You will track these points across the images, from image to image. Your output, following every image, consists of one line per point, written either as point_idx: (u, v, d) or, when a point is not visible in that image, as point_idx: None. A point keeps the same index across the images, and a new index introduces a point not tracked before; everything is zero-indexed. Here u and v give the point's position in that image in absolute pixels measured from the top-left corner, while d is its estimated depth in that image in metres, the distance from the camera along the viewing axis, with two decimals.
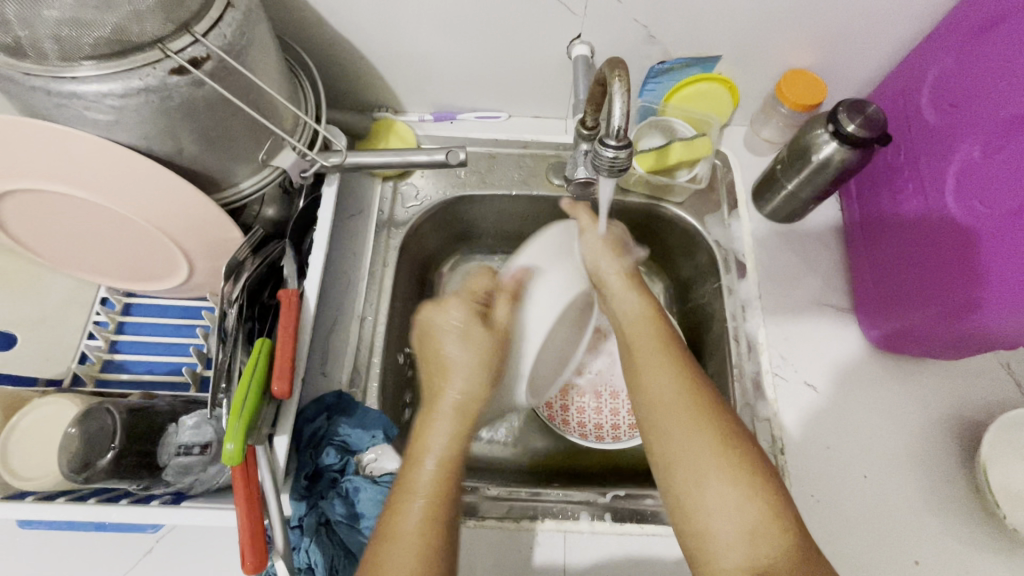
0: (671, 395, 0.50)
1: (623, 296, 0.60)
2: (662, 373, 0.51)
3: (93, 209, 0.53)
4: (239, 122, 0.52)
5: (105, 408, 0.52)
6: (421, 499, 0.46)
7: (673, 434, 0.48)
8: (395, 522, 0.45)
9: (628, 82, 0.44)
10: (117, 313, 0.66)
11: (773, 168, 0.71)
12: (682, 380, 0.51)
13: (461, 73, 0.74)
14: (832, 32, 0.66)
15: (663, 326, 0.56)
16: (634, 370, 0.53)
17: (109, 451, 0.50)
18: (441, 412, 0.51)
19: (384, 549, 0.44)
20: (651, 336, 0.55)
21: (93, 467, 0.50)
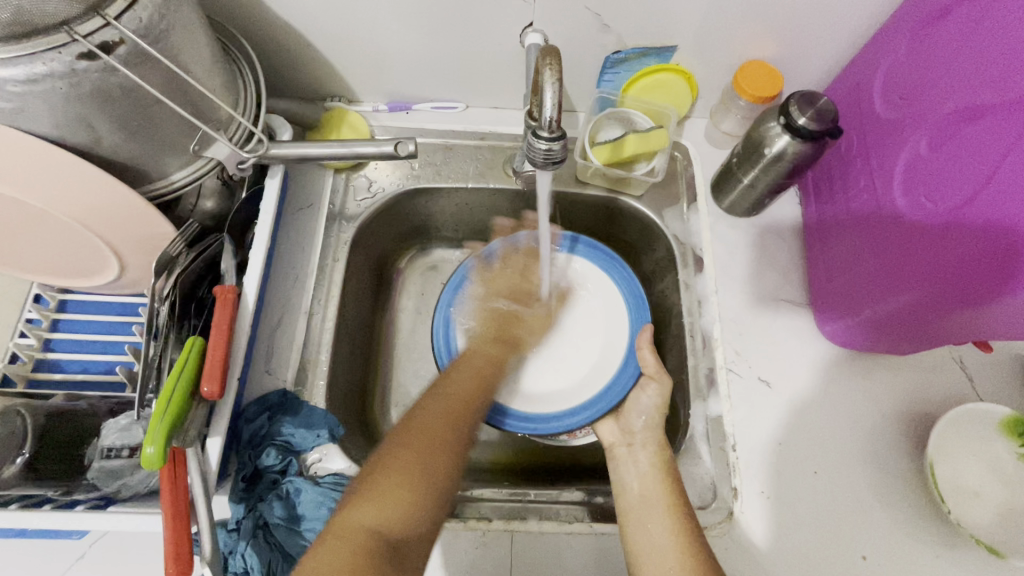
0: (668, 555, 0.53)
1: (638, 464, 0.61)
2: (663, 532, 0.54)
3: (8, 204, 0.50)
4: (163, 111, 0.49)
5: (17, 411, 0.52)
6: (453, 393, 0.58)
7: None
8: (422, 414, 0.55)
9: (559, 71, 0.42)
10: (51, 310, 0.63)
11: (730, 160, 0.70)
12: (683, 547, 0.53)
13: (414, 63, 0.72)
14: (789, 23, 0.64)
15: (678, 489, 0.58)
16: (637, 525, 0.56)
17: (19, 456, 0.51)
18: (468, 356, 0.64)
19: (398, 451, 0.52)
20: (661, 491, 0.57)
21: (3, 474, 0.50)
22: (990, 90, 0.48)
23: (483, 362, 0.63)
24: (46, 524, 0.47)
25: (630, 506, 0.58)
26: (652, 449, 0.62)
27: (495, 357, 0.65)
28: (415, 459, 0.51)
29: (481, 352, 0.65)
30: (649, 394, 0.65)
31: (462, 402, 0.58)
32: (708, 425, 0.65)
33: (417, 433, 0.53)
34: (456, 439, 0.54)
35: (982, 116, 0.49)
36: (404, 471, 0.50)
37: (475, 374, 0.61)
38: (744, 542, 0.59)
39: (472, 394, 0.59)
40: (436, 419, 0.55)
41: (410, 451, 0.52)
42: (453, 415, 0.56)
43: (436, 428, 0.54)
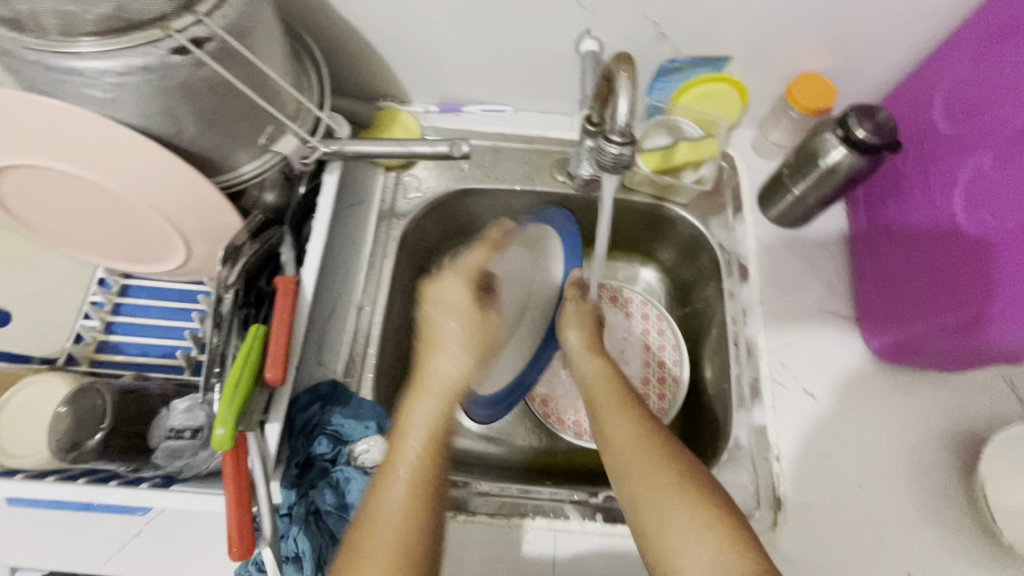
0: (629, 436, 0.49)
1: (580, 360, 0.61)
2: (619, 420, 0.51)
3: (88, 189, 0.52)
4: (240, 106, 0.51)
5: (95, 388, 0.53)
6: (394, 507, 0.43)
7: (629, 464, 0.47)
8: (391, 466, 0.45)
9: (635, 78, 0.43)
10: (114, 293, 0.65)
11: (781, 171, 0.70)
12: (634, 419, 0.51)
13: (468, 66, 0.74)
14: (845, 36, 0.65)
15: (623, 383, 0.56)
16: (599, 427, 0.52)
17: (98, 430, 0.52)
18: (430, 386, 0.50)
19: (371, 523, 0.43)
20: (610, 382, 0.56)
21: (82, 447, 0.51)
22: None
23: (427, 439, 0.46)
24: (112, 499, 0.49)
25: (596, 406, 0.54)
26: (576, 336, 0.64)
27: (444, 436, 0.47)
28: (389, 535, 0.42)
29: (424, 423, 0.47)
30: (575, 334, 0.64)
31: (407, 518, 0.43)
32: (752, 435, 0.65)
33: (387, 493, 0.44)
34: (423, 530, 0.43)
35: None
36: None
37: (424, 469, 0.45)
38: (788, 554, 0.59)
39: (420, 498, 0.44)
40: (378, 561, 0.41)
41: (381, 524, 0.42)
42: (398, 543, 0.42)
43: (414, 491, 0.44)
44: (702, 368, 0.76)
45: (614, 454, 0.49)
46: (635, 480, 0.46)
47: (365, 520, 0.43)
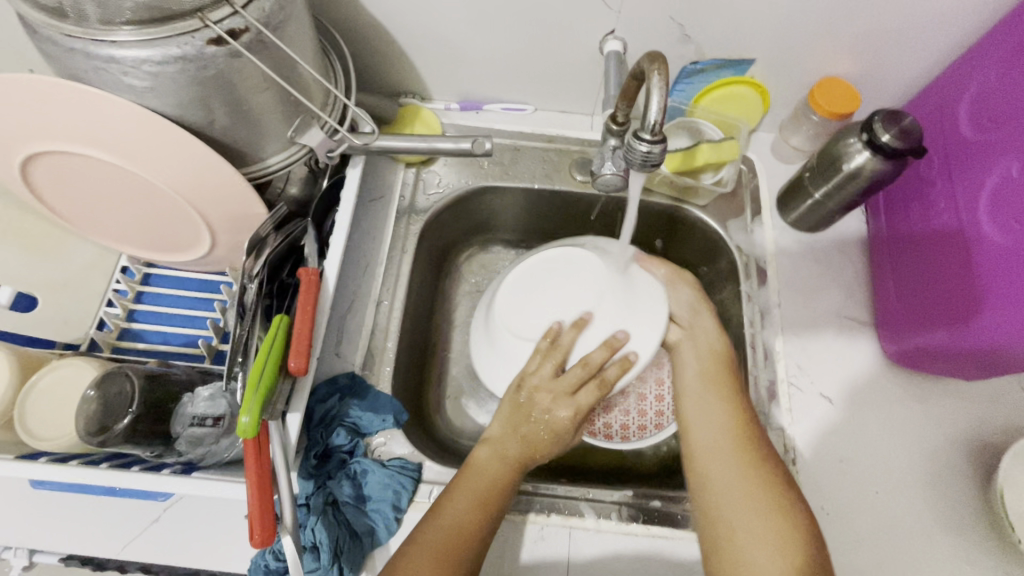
0: (724, 430, 0.57)
1: (702, 333, 0.64)
2: (713, 404, 0.59)
3: (119, 177, 0.53)
4: (271, 97, 0.52)
5: (125, 372, 0.52)
6: (450, 528, 0.51)
7: (715, 456, 0.55)
8: (479, 470, 0.56)
9: (667, 77, 0.43)
10: (137, 282, 0.66)
11: (801, 175, 0.70)
12: (735, 418, 0.57)
13: (491, 64, 0.74)
14: (870, 41, 0.65)
15: (733, 370, 0.62)
16: (684, 406, 0.61)
17: (127, 414, 0.51)
18: (548, 428, 0.58)
19: (446, 507, 0.53)
20: (721, 375, 0.61)
21: (110, 430, 0.50)
22: None
23: (487, 480, 0.55)
24: (135, 484, 0.50)
25: (687, 387, 0.62)
26: (712, 331, 0.64)
27: (497, 489, 0.54)
28: (454, 517, 0.52)
29: (527, 435, 0.59)
30: (678, 295, 0.66)
31: (461, 541, 0.50)
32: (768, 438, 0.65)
33: (466, 485, 0.54)
34: (479, 517, 0.52)
35: None
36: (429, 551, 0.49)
37: (481, 500, 0.53)
38: None
39: (475, 519, 0.52)
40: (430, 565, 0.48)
41: (455, 505, 0.53)
42: (446, 556, 0.49)
43: (487, 485, 0.55)
44: None
45: (705, 446, 0.57)
46: (713, 474, 0.54)
47: (428, 521, 0.52)
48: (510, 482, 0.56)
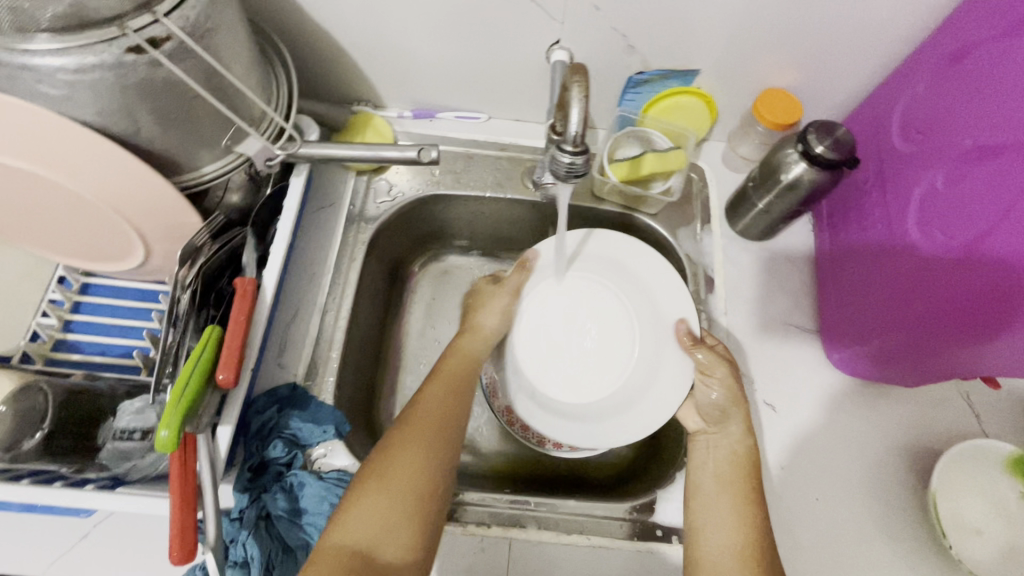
0: (731, 547, 0.51)
1: (725, 437, 0.59)
2: (728, 519, 0.53)
3: (40, 186, 0.51)
4: (201, 106, 0.51)
5: (40, 387, 0.53)
6: (427, 422, 0.55)
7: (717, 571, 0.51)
8: (424, 404, 0.57)
9: (587, 88, 0.44)
10: (74, 292, 0.65)
11: (745, 185, 0.71)
12: (747, 533, 0.52)
13: (442, 73, 0.74)
14: (809, 53, 0.66)
15: (755, 483, 0.56)
16: (701, 504, 0.56)
17: (39, 430, 0.51)
18: (474, 333, 0.66)
19: (402, 434, 0.54)
20: (736, 481, 0.56)
21: (21, 448, 0.50)
22: (1008, 129, 0.48)
23: (450, 376, 0.60)
24: (56, 500, 0.48)
25: (700, 486, 0.57)
26: (740, 445, 0.58)
27: (465, 377, 0.61)
28: (415, 440, 0.53)
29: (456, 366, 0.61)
30: (709, 381, 0.61)
31: (438, 433, 0.55)
32: None
33: (419, 417, 0.55)
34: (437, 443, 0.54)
35: (998, 154, 0.49)
36: (396, 479, 0.50)
37: (449, 397, 0.58)
38: None
39: (445, 410, 0.57)
40: (412, 450, 0.52)
41: (411, 433, 0.54)
42: (428, 441, 0.54)
43: (438, 414, 0.56)
44: None
45: (709, 556, 0.52)
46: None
47: (387, 449, 0.52)
48: (475, 371, 0.63)
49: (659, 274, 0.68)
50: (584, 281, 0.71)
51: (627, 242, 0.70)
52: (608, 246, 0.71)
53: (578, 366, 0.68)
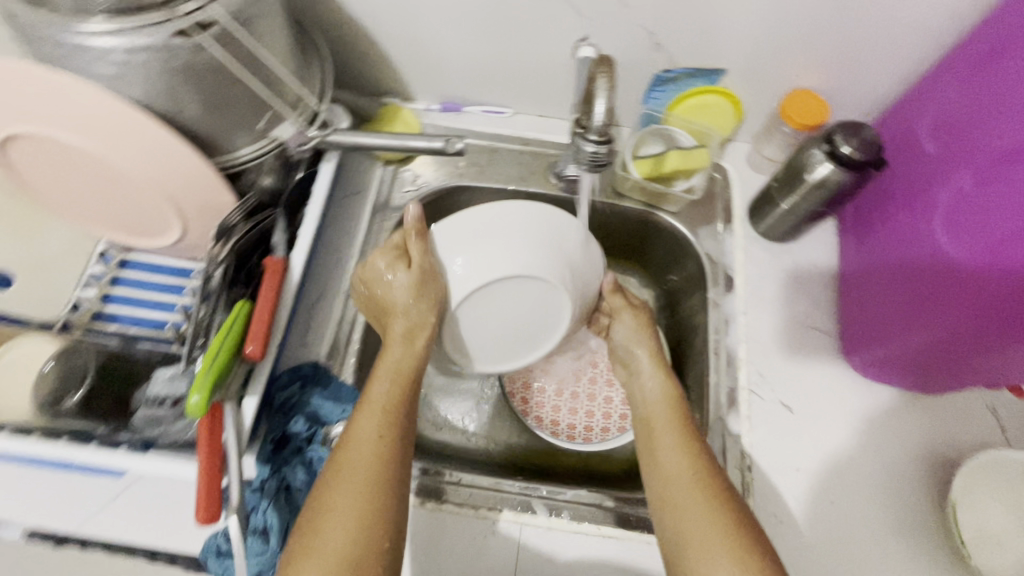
0: (681, 475, 0.52)
1: (644, 379, 0.63)
2: (672, 447, 0.54)
3: (90, 163, 0.54)
4: (241, 90, 0.53)
5: (83, 350, 0.60)
6: (355, 489, 0.48)
7: (677, 507, 0.51)
8: (358, 428, 0.51)
9: (613, 79, 0.45)
10: (114, 266, 0.67)
11: (770, 185, 0.71)
12: (691, 457, 0.53)
13: (470, 68, 0.76)
14: (838, 55, 0.66)
15: (682, 411, 0.58)
16: (649, 447, 0.56)
17: (80, 389, 0.58)
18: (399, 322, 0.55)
19: (344, 462, 0.49)
20: (669, 414, 0.58)
21: (66, 403, 0.57)
22: None
23: (382, 418, 0.51)
24: (92, 459, 0.51)
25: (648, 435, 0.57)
26: (662, 383, 0.61)
27: (408, 384, 0.54)
28: (355, 473, 0.48)
29: (391, 371, 0.54)
30: (622, 327, 0.66)
31: (371, 497, 0.48)
32: (726, 443, 0.65)
33: (354, 448, 0.50)
34: (382, 464, 0.49)
35: None
36: (341, 517, 0.46)
37: (378, 449, 0.50)
38: None
39: (375, 469, 0.49)
40: (339, 525, 0.46)
41: (346, 469, 0.49)
42: (359, 507, 0.47)
43: (375, 438, 0.50)
44: (684, 376, 0.77)
45: (668, 498, 0.52)
46: (691, 535, 0.49)
47: (329, 484, 0.48)
48: (421, 367, 0.55)
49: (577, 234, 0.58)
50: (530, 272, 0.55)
51: (537, 206, 0.57)
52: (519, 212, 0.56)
53: (509, 345, 0.59)
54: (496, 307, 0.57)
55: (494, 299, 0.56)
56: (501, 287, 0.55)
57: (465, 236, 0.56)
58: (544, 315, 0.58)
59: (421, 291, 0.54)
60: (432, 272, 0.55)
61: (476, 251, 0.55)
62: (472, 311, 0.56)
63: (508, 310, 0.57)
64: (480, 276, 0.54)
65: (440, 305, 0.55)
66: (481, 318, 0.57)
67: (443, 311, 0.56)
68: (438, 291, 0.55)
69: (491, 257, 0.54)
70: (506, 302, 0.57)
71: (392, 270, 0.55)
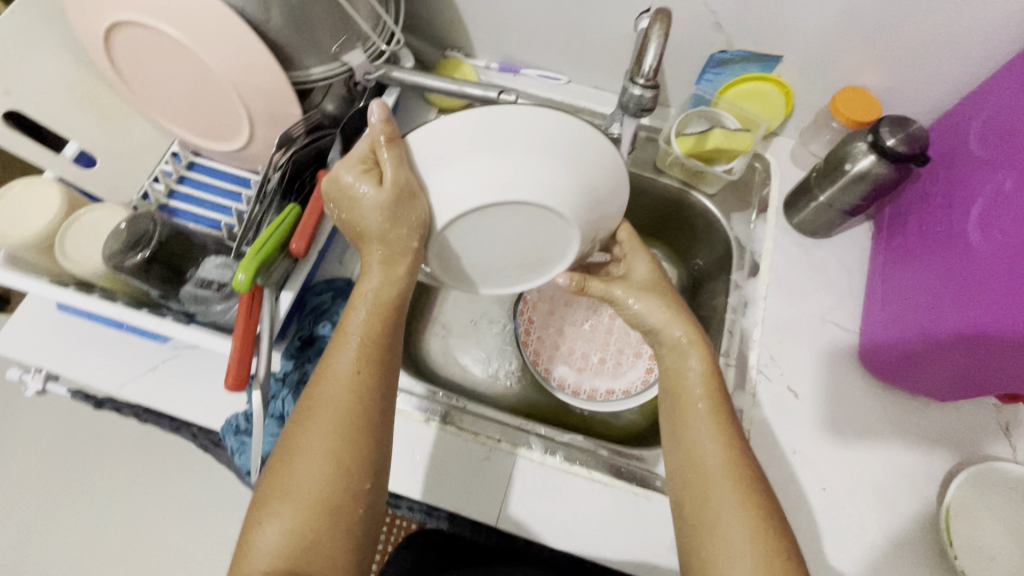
0: (719, 462, 0.52)
1: (682, 357, 0.58)
2: (707, 428, 0.54)
3: (179, 58, 0.59)
4: (323, 8, 0.58)
5: (151, 217, 0.58)
6: (327, 430, 0.49)
7: (709, 496, 0.51)
8: (331, 367, 0.52)
9: (667, 27, 0.47)
10: (182, 167, 0.74)
11: (808, 177, 0.71)
12: (727, 445, 0.53)
13: (533, 30, 0.79)
14: (898, 54, 0.66)
15: (723, 397, 0.56)
16: (683, 426, 0.55)
17: (143, 251, 0.56)
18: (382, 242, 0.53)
19: (318, 396, 0.51)
20: (714, 398, 0.55)
21: (126, 261, 0.56)
22: None
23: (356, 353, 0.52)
24: (139, 321, 0.57)
25: (686, 418, 0.55)
26: (701, 360, 0.57)
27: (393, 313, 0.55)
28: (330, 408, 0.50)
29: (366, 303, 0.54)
30: (643, 272, 0.65)
31: (344, 433, 0.50)
32: None
33: (326, 389, 0.51)
34: (353, 403, 0.51)
35: None
36: (318, 451, 0.49)
37: (351, 391, 0.51)
38: None
39: (350, 406, 0.50)
40: (315, 460, 0.49)
41: (318, 405, 0.51)
42: (335, 440, 0.49)
43: (348, 380, 0.51)
44: None
45: (698, 489, 0.52)
46: (716, 520, 0.49)
47: (307, 417, 0.51)
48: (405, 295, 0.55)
49: (578, 139, 0.51)
50: (523, 200, 0.51)
51: (528, 115, 0.50)
52: (507, 129, 0.49)
53: (516, 255, 0.60)
54: (493, 228, 0.55)
55: (482, 223, 0.54)
56: (487, 212, 0.52)
57: (445, 155, 0.50)
58: (542, 237, 0.57)
59: (398, 212, 0.50)
60: (409, 187, 0.50)
61: (457, 174, 0.50)
62: (458, 231, 0.55)
63: (497, 228, 0.55)
64: (471, 203, 0.51)
65: (422, 226, 0.52)
66: (470, 237, 0.56)
67: (426, 229, 0.53)
68: (418, 209, 0.51)
69: (479, 181, 0.50)
70: (505, 223, 0.55)
71: (362, 187, 0.51)
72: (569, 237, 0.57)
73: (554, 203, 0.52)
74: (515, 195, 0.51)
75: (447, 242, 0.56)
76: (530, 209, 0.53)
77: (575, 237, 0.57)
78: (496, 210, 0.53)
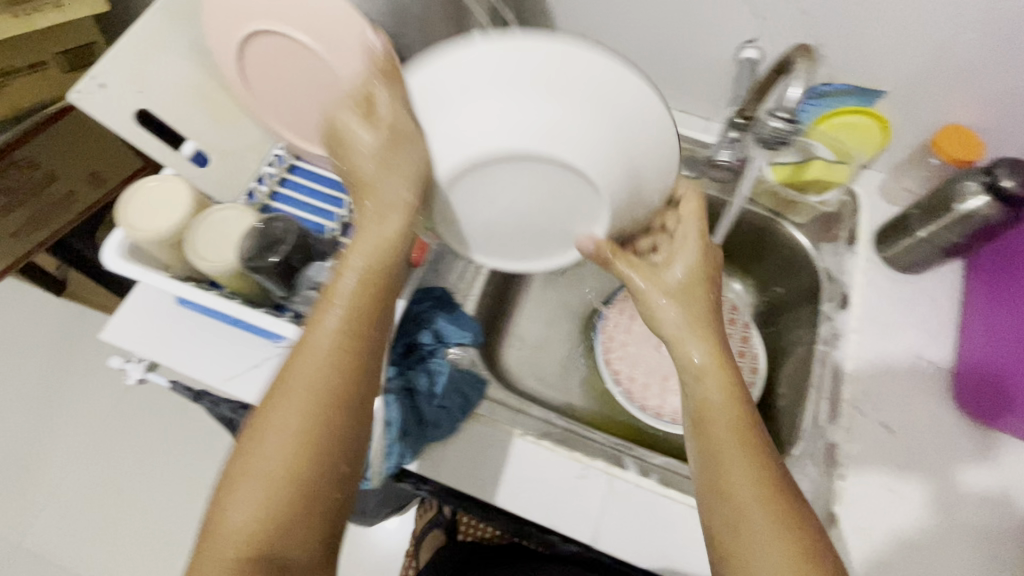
0: (744, 485, 0.46)
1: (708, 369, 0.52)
2: (739, 454, 0.47)
3: (290, 63, 0.59)
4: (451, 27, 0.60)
5: (284, 220, 0.60)
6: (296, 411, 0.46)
7: (734, 527, 0.45)
8: (310, 348, 0.48)
9: (813, 66, 0.53)
10: (285, 169, 0.76)
11: (907, 213, 0.71)
12: (746, 470, 0.47)
13: (629, 54, 0.81)
14: (1006, 95, 0.66)
15: (747, 411, 0.50)
16: (711, 446, 0.49)
17: (276, 253, 0.57)
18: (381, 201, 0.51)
19: (292, 376, 0.48)
20: (737, 413, 0.49)
21: (262, 261, 0.57)
22: None
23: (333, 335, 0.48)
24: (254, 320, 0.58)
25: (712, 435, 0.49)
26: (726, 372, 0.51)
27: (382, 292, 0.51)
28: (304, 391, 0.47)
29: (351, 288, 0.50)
30: (683, 261, 0.56)
31: (312, 421, 0.47)
32: (821, 448, 0.66)
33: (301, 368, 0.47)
34: (329, 394, 0.47)
35: None
36: (283, 438, 0.46)
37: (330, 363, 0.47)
38: None
39: (317, 394, 0.47)
40: (277, 447, 0.46)
41: (297, 388, 0.47)
42: (302, 428, 0.46)
43: (323, 361, 0.48)
44: (776, 384, 0.79)
45: (726, 519, 0.46)
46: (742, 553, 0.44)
47: (280, 395, 0.47)
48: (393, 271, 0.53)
49: (632, 104, 0.47)
50: (526, 145, 0.46)
51: (565, 62, 0.46)
52: (532, 71, 0.45)
53: (532, 224, 0.53)
54: (504, 186, 0.50)
55: (492, 178, 0.49)
56: (497, 163, 0.47)
57: (456, 97, 0.47)
58: (555, 200, 0.50)
59: (388, 155, 0.48)
60: (399, 129, 0.48)
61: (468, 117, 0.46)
62: (463, 186, 0.49)
63: (509, 189, 0.50)
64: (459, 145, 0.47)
65: (409, 169, 0.48)
66: (483, 197, 0.51)
67: (416, 176, 0.49)
68: (404, 150, 0.48)
69: (498, 125, 0.45)
70: (514, 179, 0.49)
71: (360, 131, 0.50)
72: (596, 205, 0.50)
73: (587, 163, 0.46)
74: (500, 135, 0.45)
75: (451, 199, 0.51)
76: (526, 155, 0.46)
77: (599, 204, 0.50)
78: (510, 162, 0.47)
